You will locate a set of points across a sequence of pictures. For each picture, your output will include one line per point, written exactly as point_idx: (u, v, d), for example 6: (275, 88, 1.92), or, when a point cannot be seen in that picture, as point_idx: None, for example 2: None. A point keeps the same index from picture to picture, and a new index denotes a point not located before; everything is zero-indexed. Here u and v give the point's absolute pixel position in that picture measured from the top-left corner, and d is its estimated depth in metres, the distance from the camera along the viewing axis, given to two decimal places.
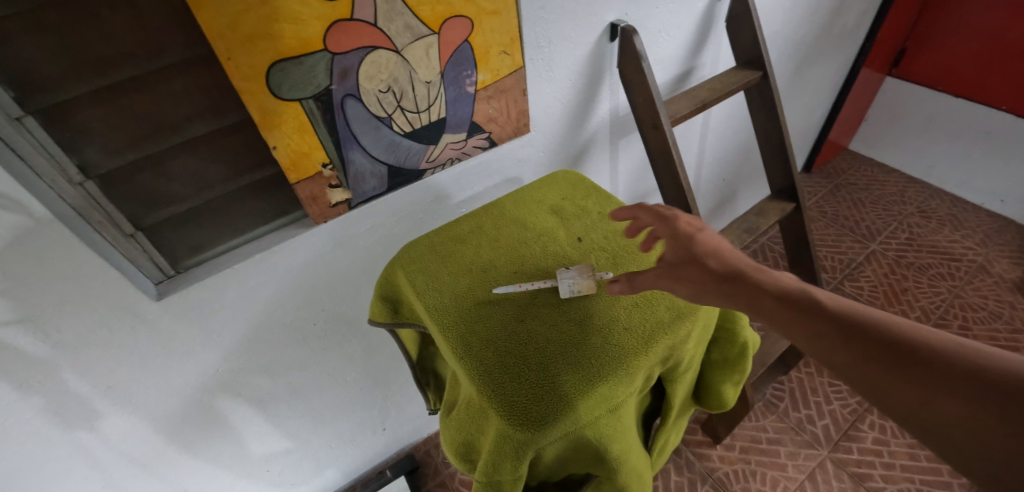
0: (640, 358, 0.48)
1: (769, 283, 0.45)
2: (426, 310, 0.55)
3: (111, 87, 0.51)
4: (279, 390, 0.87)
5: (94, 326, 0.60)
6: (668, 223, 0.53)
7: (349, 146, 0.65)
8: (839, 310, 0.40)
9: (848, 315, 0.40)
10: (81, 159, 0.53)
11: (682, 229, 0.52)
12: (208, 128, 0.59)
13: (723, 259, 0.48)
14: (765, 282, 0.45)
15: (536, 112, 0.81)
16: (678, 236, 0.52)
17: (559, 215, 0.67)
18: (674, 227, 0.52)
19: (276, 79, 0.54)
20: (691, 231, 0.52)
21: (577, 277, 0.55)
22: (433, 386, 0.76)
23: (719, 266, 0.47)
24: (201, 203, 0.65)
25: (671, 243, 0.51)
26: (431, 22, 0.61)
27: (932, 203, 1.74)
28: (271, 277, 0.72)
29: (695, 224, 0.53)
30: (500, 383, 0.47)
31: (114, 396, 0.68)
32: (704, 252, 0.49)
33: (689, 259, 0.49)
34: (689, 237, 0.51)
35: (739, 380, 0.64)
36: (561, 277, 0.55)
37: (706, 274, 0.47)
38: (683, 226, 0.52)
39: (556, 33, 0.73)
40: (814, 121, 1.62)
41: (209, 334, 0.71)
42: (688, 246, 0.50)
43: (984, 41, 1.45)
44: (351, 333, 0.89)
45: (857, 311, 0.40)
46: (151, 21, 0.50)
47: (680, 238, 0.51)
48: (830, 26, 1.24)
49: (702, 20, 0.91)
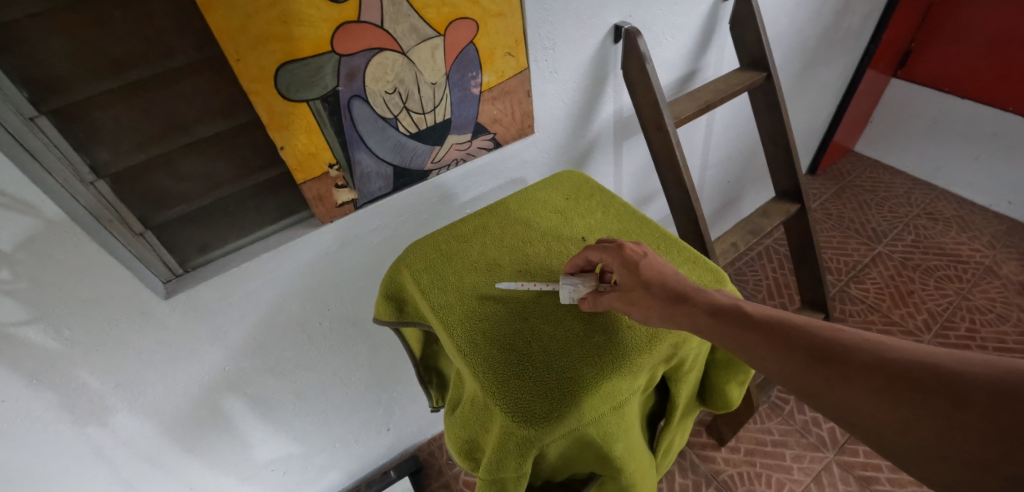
0: (643, 357, 0.48)
1: (726, 310, 0.44)
2: (431, 308, 0.56)
3: (123, 88, 0.52)
4: (285, 389, 0.87)
5: (104, 323, 0.61)
6: (615, 251, 0.52)
7: (355, 147, 0.65)
8: (799, 333, 0.40)
9: (805, 336, 0.40)
10: (92, 159, 0.54)
11: (626, 257, 0.51)
12: (217, 128, 0.60)
13: (669, 284, 0.48)
14: (723, 309, 0.44)
15: (540, 114, 0.81)
16: (625, 264, 0.51)
17: (564, 215, 0.67)
18: (621, 254, 0.51)
19: (284, 80, 0.55)
20: (636, 258, 0.51)
21: (579, 284, 0.54)
22: (435, 383, 0.76)
23: (670, 296, 0.47)
24: (210, 203, 0.66)
25: (621, 269, 0.51)
26: (437, 24, 0.61)
27: (939, 205, 1.73)
28: (278, 276, 0.72)
29: (638, 252, 0.52)
30: (503, 380, 0.47)
31: (123, 393, 0.69)
32: (656, 282, 0.48)
33: (643, 288, 0.48)
34: (635, 266, 0.50)
35: (744, 380, 0.64)
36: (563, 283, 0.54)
37: (656, 302, 0.47)
38: (629, 254, 0.51)
39: (560, 35, 0.73)
40: (819, 123, 1.62)
41: (217, 332, 0.72)
42: (637, 275, 0.49)
43: (990, 42, 1.44)
44: (356, 333, 0.89)
45: (813, 330, 0.40)
46: (163, 23, 0.51)
47: (628, 266, 0.50)
48: (835, 28, 1.24)
49: (706, 22, 0.91)
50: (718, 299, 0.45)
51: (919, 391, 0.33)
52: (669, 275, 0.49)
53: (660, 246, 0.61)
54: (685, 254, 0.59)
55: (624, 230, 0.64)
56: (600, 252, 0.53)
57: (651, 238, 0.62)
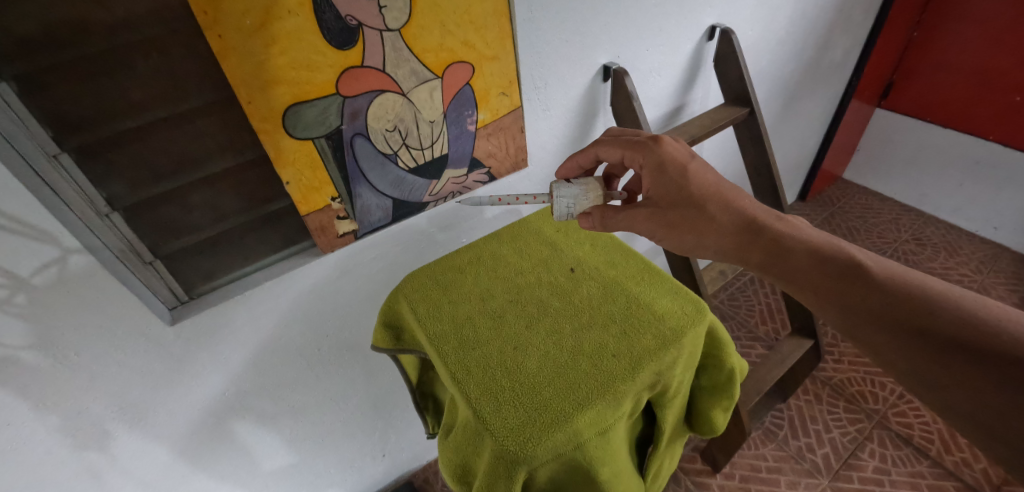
0: (627, 384, 0.51)
1: (794, 241, 0.54)
2: (427, 337, 0.58)
3: (140, 128, 0.56)
4: (282, 415, 0.88)
5: (111, 349, 0.63)
6: (654, 153, 0.61)
7: (356, 181, 0.69)
8: (880, 275, 0.49)
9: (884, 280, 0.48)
10: (108, 192, 0.57)
11: (671, 159, 0.60)
12: (226, 164, 0.63)
13: (747, 215, 0.57)
14: (789, 240, 0.54)
15: (534, 147, 0.86)
16: (667, 169, 0.60)
17: (555, 246, 0.70)
18: (660, 156, 0.61)
19: (291, 120, 0.59)
20: (678, 160, 0.60)
21: (579, 198, 0.63)
22: (431, 409, 0.77)
23: (734, 220, 0.57)
24: (216, 234, 0.68)
25: (657, 169, 0.61)
26: (435, 67, 0.66)
27: (927, 230, 1.77)
28: (279, 303, 0.75)
29: (685, 155, 0.61)
30: (497, 407, 0.49)
31: (125, 417, 0.70)
32: (707, 197, 0.58)
33: (686, 200, 0.58)
34: (682, 171, 0.59)
35: (728, 405, 0.66)
36: (558, 193, 0.62)
37: (718, 222, 0.57)
38: (675, 157, 0.61)
39: (552, 75, 0.78)
40: (807, 151, 1.67)
41: (218, 358, 0.74)
42: (677, 181, 0.59)
43: (968, 75, 1.50)
44: (353, 359, 0.91)
45: (885, 271, 0.49)
46: (180, 69, 0.55)
47: (669, 172, 0.60)
48: (817, 63, 1.30)
49: (691, 61, 0.96)
50: (790, 229, 0.55)
51: (934, 323, 0.44)
52: (733, 194, 0.58)
53: (645, 278, 0.64)
54: (668, 285, 0.62)
55: (610, 262, 0.67)
56: (637, 152, 0.63)
57: (636, 270, 0.65)
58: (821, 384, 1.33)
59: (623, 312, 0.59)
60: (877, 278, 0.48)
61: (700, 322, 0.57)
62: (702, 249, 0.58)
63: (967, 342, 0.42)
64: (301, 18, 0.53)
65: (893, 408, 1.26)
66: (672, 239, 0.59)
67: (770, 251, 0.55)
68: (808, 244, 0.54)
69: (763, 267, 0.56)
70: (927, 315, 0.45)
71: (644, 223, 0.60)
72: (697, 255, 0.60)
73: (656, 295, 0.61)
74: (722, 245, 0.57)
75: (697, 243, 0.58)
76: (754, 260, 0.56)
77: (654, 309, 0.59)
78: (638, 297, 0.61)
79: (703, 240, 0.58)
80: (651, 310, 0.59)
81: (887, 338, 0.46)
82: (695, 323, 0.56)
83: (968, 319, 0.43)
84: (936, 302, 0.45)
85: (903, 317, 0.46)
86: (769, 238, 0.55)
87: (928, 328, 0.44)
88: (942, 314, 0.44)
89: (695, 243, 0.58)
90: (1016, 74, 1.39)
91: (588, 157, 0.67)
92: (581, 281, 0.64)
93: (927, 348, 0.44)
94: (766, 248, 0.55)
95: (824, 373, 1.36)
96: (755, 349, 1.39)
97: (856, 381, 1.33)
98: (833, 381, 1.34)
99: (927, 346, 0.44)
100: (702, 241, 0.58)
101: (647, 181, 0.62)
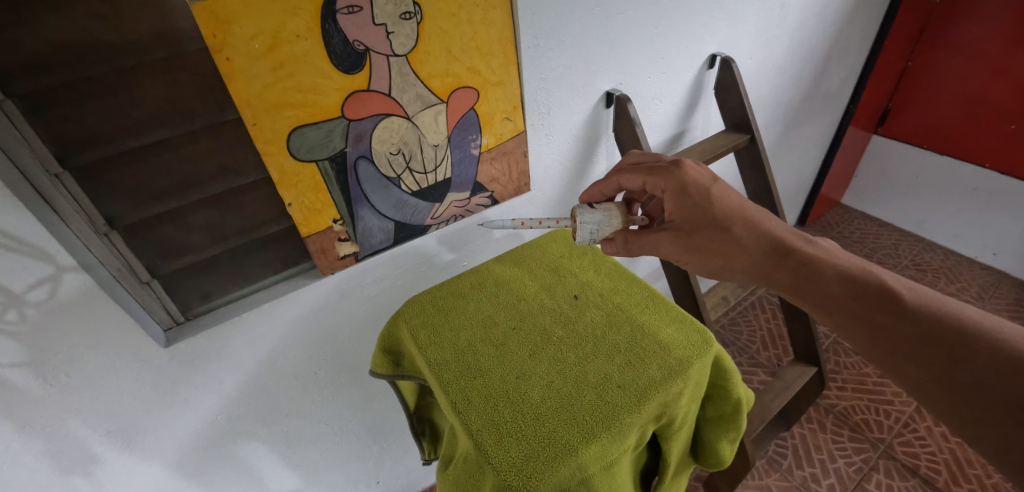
0: (633, 416, 0.50)
1: (824, 264, 0.54)
2: (427, 365, 0.57)
3: (143, 148, 0.55)
4: (275, 439, 0.86)
5: (103, 371, 0.61)
6: (676, 176, 0.60)
7: (359, 204, 0.69)
8: (912, 304, 0.49)
9: (917, 308, 0.48)
10: (108, 211, 0.56)
11: (694, 182, 0.60)
12: (228, 185, 0.63)
13: (771, 239, 0.57)
14: (818, 263, 0.54)
15: (537, 172, 0.86)
16: (690, 192, 0.59)
17: (558, 272, 0.70)
18: (683, 179, 0.60)
19: (295, 143, 0.59)
20: (700, 183, 0.60)
21: (601, 224, 0.62)
22: (428, 435, 0.75)
23: (761, 242, 0.57)
24: (215, 254, 0.67)
25: (677, 193, 0.60)
26: (441, 92, 0.66)
27: (926, 256, 1.78)
28: (277, 325, 0.74)
29: (708, 178, 0.60)
30: (498, 438, 0.48)
31: (113, 440, 0.68)
32: (732, 219, 0.58)
33: (711, 222, 0.58)
34: (705, 195, 0.59)
35: (735, 437, 0.64)
36: (581, 219, 0.61)
37: (745, 244, 0.57)
38: (698, 180, 0.60)
39: (556, 101, 0.79)
40: (806, 177, 1.68)
41: (212, 381, 0.72)
42: (700, 205, 0.58)
43: (963, 104, 1.52)
44: (351, 382, 0.90)
45: (917, 299, 0.49)
46: (186, 90, 0.54)
47: (693, 195, 0.59)
48: (815, 91, 1.32)
49: (692, 89, 0.98)
50: (819, 252, 0.55)
51: (966, 353, 0.44)
52: (758, 215, 0.58)
53: (649, 306, 0.63)
54: (673, 313, 0.62)
55: (614, 289, 0.66)
56: (659, 177, 0.61)
57: (641, 297, 0.65)
58: (825, 412, 1.31)
59: (627, 341, 0.58)
60: (910, 305, 0.48)
61: (706, 352, 0.56)
62: (729, 272, 0.58)
63: (1005, 373, 0.42)
64: (310, 43, 0.53)
65: (899, 437, 1.24)
66: (698, 262, 0.59)
67: (798, 274, 0.54)
68: (838, 268, 0.53)
69: (791, 290, 0.55)
70: (962, 344, 0.45)
71: (668, 247, 0.59)
72: (721, 277, 0.59)
73: (662, 324, 0.60)
74: (749, 267, 0.57)
75: (723, 265, 0.58)
76: (781, 283, 0.55)
77: (659, 338, 0.58)
78: (643, 326, 0.60)
79: (730, 263, 0.57)
80: (656, 340, 0.58)
81: (918, 365, 0.46)
82: (702, 354, 0.55)
83: (1006, 348, 0.43)
84: (970, 330, 0.45)
85: (936, 345, 0.46)
86: (797, 261, 0.55)
87: (959, 359, 0.44)
88: (977, 342, 0.44)
89: (722, 265, 0.58)
90: (1009, 103, 1.41)
91: (612, 184, 0.65)
92: (585, 308, 0.64)
93: (960, 377, 0.44)
94: (794, 271, 0.55)
95: (827, 400, 1.34)
96: (758, 376, 1.37)
97: (860, 409, 1.31)
98: (837, 409, 1.32)
99: (961, 375, 0.44)
100: (729, 264, 0.57)
101: (669, 204, 0.61)
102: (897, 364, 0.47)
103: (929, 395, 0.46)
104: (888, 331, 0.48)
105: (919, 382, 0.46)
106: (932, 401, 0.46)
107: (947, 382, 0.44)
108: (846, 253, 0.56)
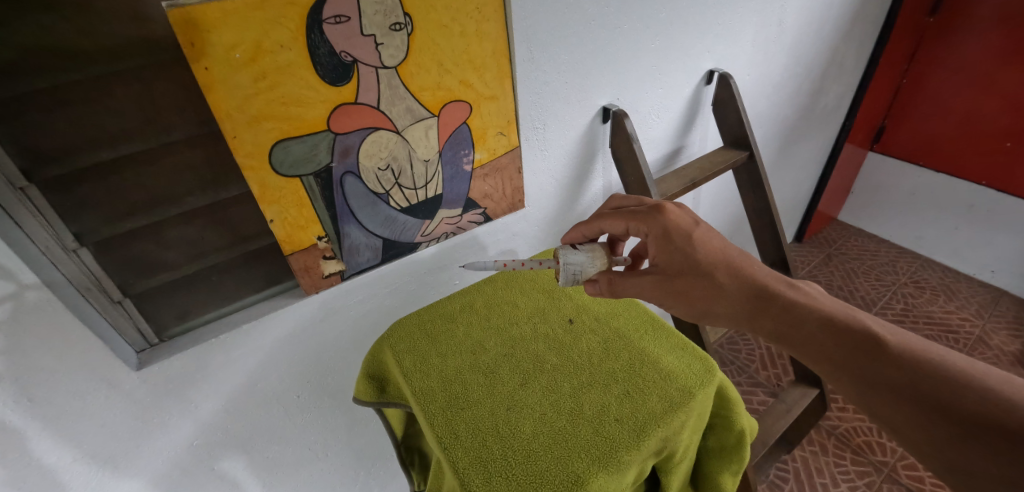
0: (632, 453, 0.46)
1: (809, 311, 0.51)
2: (413, 395, 0.54)
3: (116, 160, 0.52)
4: (257, 467, 0.80)
5: (71, 397, 0.57)
6: (658, 221, 0.57)
7: (345, 221, 0.66)
8: (902, 346, 0.45)
9: (908, 349, 0.45)
10: (78, 227, 0.53)
11: (675, 227, 0.57)
12: (207, 200, 0.60)
13: (754, 281, 0.54)
14: (803, 311, 0.51)
15: (531, 189, 0.84)
16: (673, 237, 0.56)
17: (553, 295, 0.67)
18: (665, 224, 0.57)
19: (278, 157, 0.56)
20: (683, 227, 0.57)
21: (587, 266, 0.59)
22: (417, 466, 0.70)
23: (743, 287, 0.54)
24: (193, 272, 0.64)
25: (659, 238, 0.57)
26: (432, 105, 0.64)
27: (925, 274, 1.76)
28: (258, 346, 0.71)
29: (690, 222, 0.58)
30: (486, 478, 0.45)
31: (82, 468, 0.62)
32: (714, 264, 0.55)
33: (691, 267, 0.55)
34: (688, 240, 0.56)
35: (738, 470, 0.61)
36: (565, 260, 0.59)
37: (728, 291, 0.54)
38: (680, 225, 0.57)
39: (550, 116, 0.77)
40: (803, 193, 1.68)
41: (187, 405, 0.68)
42: (682, 250, 0.56)
43: (960, 121, 1.52)
44: (336, 406, 0.85)
45: (907, 342, 0.46)
46: (163, 100, 0.52)
47: (676, 241, 0.56)
48: (812, 108, 1.31)
49: (688, 105, 0.97)
50: (803, 298, 0.52)
51: (960, 399, 0.41)
52: (742, 260, 0.55)
53: (648, 330, 0.61)
54: (674, 341, 0.59)
55: (611, 312, 0.64)
56: (640, 222, 0.58)
57: (639, 321, 0.62)
58: (826, 434, 1.28)
59: (625, 370, 0.55)
60: (899, 352, 0.45)
61: (709, 382, 0.53)
62: (714, 317, 0.55)
63: (1000, 425, 0.39)
64: (294, 53, 0.51)
65: (903, 460, 1.21)
66: (682, 308, 0.56)
67: (782, 321, 0.51)
68: (820, 313, 0.50)
69: (775, 338, 0.52)
70: (955, 396, 0.42)
71: (652, 292, 0.56)
72: (706, 322, 0.56)
73: (661, 352, 0.57)
74: (732, 314, 0.54)
75: (707, 309, 0.55)
76: (765, 330, 0.52)
77: (660, 367, 0.55)
78: (642, 353, 0.57)
79: (714, 309, 0.54)
80: (656, 368, 0.55)
81: (914, 419, 0.42)
82: (705, 385, 0.52)
83: (1001, 401, 0.40)
84: (960, 379, 0.42)
85: (929, 395, 0.42)
86: (781, 308, 0.52)
87: (956, 403, 0.41)
88: (968, 392, 0.42)
89: (705, 311, 0.55)
90: (1004, 121, 1.42)
91: (593, 228, 0.62)
92: (579, 334, 0.61)
93: (956, 421, 0.41)
94: (777, 317, 0.51)
95: (828, 422, 1.31)
96: (758, 396, 1.34)
97: (863, 431, 1.28)
98: (838, 430, 1.29)
99: (954, 427, 0.41)
100: (714, 309, 0.54)
101: (652, 250, 0.58)
102: (891, 415, 0.44)
103: (927, 452, 0.42)
104: (878, 382, 0.45)
105: (913, 433, 0.42)
106: (930, 456, 0.42)
107: (947, 430, 0.41)
108: (833, 299, 0.53)
